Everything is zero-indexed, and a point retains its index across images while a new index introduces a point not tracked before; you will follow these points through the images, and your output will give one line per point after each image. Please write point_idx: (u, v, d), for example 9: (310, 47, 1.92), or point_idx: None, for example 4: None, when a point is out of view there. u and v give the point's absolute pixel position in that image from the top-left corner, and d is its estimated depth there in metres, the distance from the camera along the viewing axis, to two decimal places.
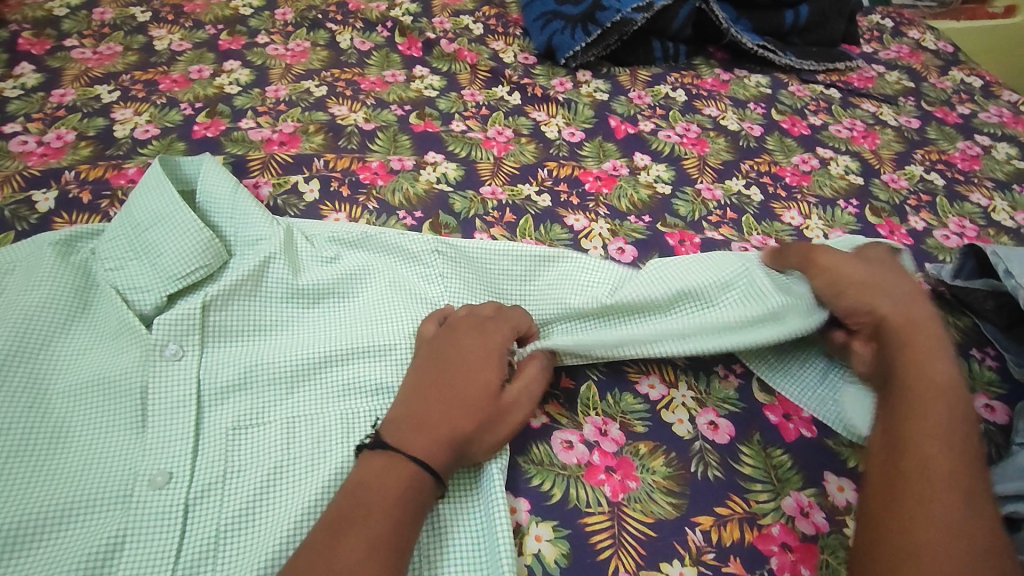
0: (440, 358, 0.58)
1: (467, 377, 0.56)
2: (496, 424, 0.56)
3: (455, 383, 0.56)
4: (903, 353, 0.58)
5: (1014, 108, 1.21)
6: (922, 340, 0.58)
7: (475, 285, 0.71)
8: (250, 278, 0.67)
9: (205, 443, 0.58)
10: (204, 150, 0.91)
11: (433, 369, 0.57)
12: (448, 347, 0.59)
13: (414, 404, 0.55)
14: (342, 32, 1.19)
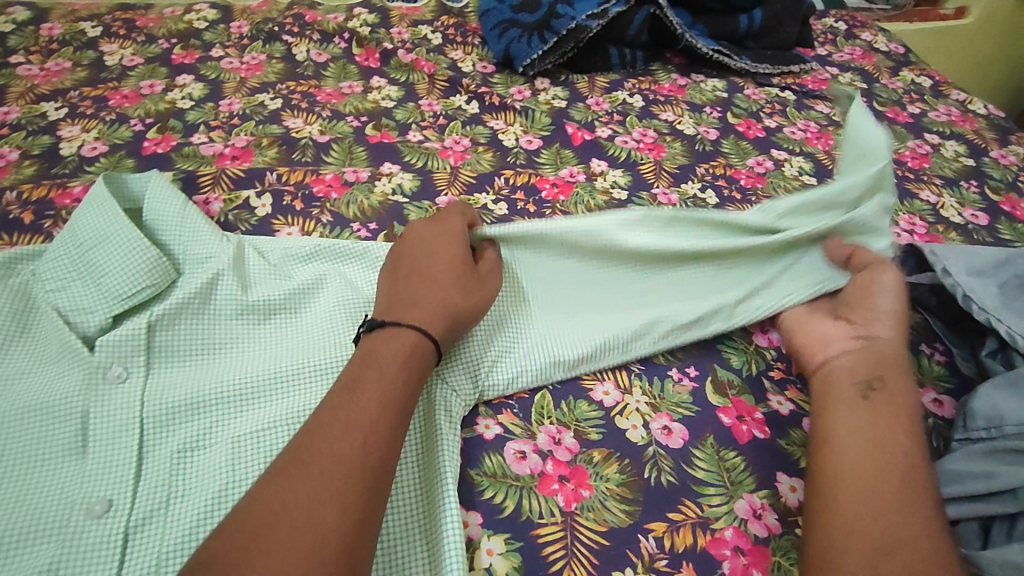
0: (408, 255, 0.63)
1: (438, 256, 0.63)
2: (474, 287, 0.62)
3: (427, 263, 0.62)
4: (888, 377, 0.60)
5: (962, 106, 1.24)
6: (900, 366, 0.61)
7: None
8: (198, 295, 0.65)
9: (149, 467, 0.56)
10: (154, 166, 0.89)
11: (405, 264, 0.62)
12: (410, 249, 0.64)
13: (400, 291, 0.60)
14: (299, 44, 1.18)
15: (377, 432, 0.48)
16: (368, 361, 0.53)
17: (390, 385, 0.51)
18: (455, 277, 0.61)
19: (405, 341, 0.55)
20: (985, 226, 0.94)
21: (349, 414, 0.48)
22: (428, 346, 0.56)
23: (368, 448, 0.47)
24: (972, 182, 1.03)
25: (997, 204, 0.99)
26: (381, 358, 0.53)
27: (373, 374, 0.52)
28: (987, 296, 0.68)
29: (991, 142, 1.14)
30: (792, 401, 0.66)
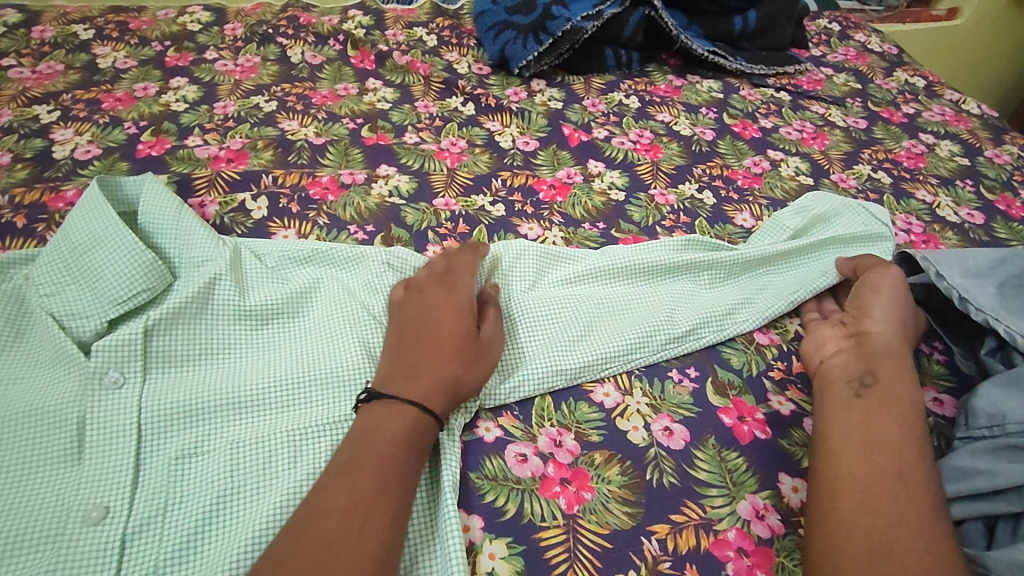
0: (412, 316, 0.61)
1: (444, 323, 0.60)
2: (477, 358, 0.60)
3: (430, 332, 0.59)
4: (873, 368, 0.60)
5: (956, 106, 1.25)
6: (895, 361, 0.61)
7: None
8: (195, 300, 0.63)
9: (147, 475, 0.55)
10: (148, 170, 0.88)
11: (410, 326, 0.60)
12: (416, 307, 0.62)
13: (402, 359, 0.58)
14: (293, 46, 1.17)
15: (375, 514, 0.47)
16: (369, 439, 0.52)
17: (390, 466, 0.50)
18: (457, 349, 0.59)
19: (405, 418, 0.53)
20: (981, 225, 0.94)
21: (348, 499, 0.48)
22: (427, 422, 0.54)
23: (366, 536, 0.46)
24: (967, 182, 1.03)
25: (992, 203, 0.99)
26: (381, 438, 0.52)
27: (371, 452, 0.51)
28: (982, 296, 0.68)
29: (985, 142, 1.15)
30: (792, 402, 0.66)
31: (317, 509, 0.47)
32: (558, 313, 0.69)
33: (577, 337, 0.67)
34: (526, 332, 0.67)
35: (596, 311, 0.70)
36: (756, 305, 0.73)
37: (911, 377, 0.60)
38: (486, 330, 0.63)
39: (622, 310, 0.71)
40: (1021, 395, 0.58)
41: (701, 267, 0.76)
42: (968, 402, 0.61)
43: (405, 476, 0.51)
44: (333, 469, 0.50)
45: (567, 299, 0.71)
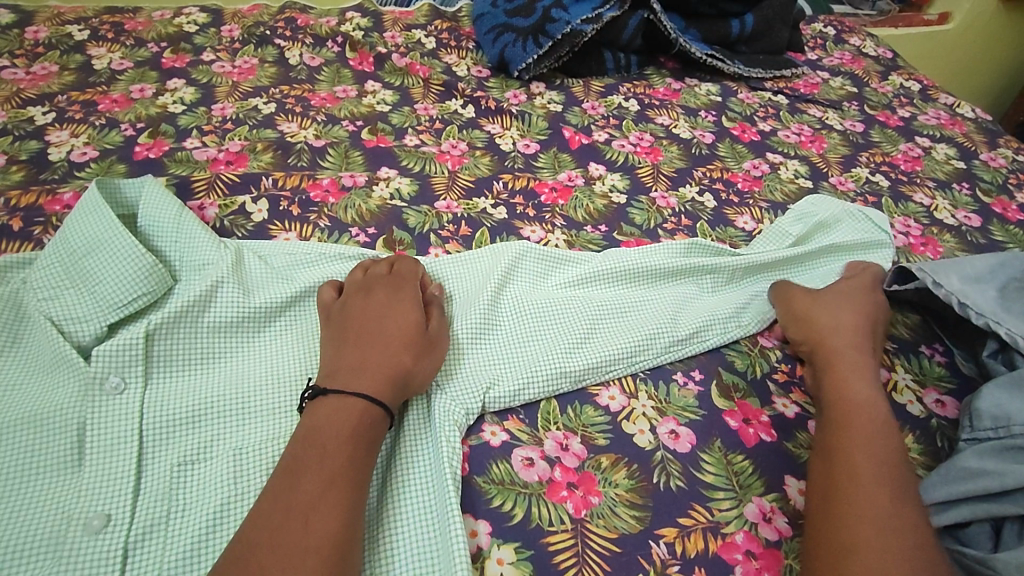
0: (355, 320, 0.61)
1: (390, 318, 0.61)
2: (428, 349, 0.61)
3: (375, 337, 0.59)
4: (836, 372, 0.63)
5: (951, 110, 1.26)
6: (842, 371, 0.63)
7: None
8: (197, 303, 0.62)
9: (149, 481, 0.54)
10: (147, 172, 0.88)
11: (353, 329, 0.60)
12: (355, 315, 0.62)
13: (348, 358, 0.58)
14: (291, 48, 1.17)
15: (320, 508, 0.47)
16: (312, 439, 0.51)
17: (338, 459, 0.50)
18: (405, 342, 0.59)
19: (353, 410, 0.53)
20: (978, 228, 0.95)
21: (290, 498, 0.47)
22: (378, 414, 0.54)
23: (312, 531, 0.46)
24: (964, 185, 1.04)
25: (989, 206, 1.00)
26: (325, 436, 0.51)
27: (314, 453, 0.50)
28: (973, 306, 0.68)
29: (980, 145, 1.16)
30: (797, 404, 0.66)
31: (259, 512, 0.47)
32: (559, 316, 0.69)
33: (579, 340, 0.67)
34: (527, 335, 0.67)
35: (598, 314, 0.70)
36: (756, 310, 0.74)
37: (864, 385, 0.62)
38: (434, 322, 0.64)
39: (624, 313, 0.71)
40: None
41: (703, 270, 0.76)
42: (972, 404, 0.61)
43: (357, 466, 0.50)
44: (277, 474, 0.50)
45: (567, 301, 0.71)
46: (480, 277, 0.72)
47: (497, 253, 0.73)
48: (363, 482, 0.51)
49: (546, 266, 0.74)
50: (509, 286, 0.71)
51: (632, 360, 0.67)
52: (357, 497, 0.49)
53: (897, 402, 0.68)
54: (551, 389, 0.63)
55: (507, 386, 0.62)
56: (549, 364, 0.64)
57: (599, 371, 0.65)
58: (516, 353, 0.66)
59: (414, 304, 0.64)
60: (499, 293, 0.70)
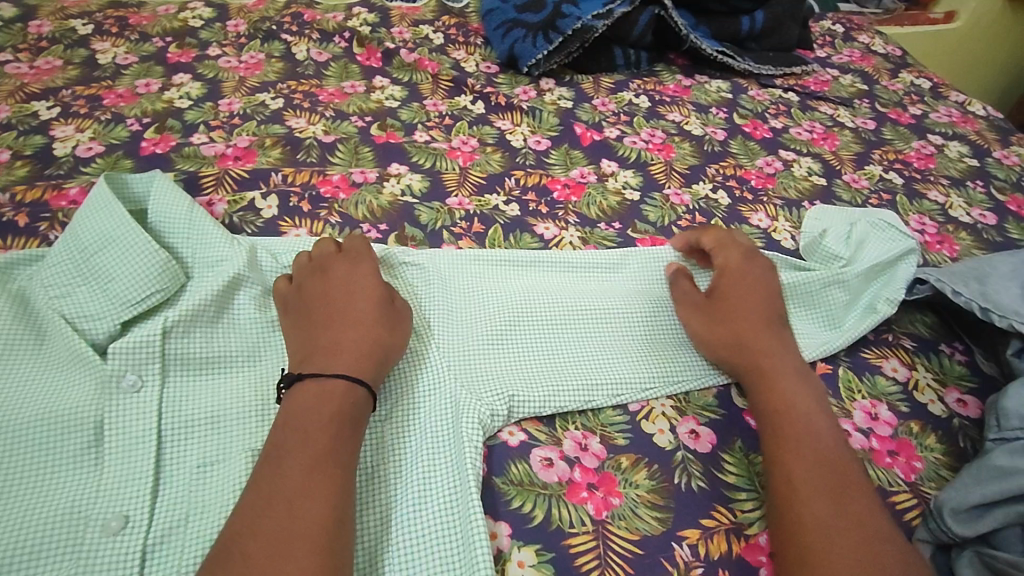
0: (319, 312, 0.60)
1: (350, 307, 0.59)
2: (398, 321, 0.61)
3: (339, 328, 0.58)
4: (772, 376, 0.60)
5: (962, 108, 1.25)
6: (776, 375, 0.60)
7: (455, 309, 0.67)
8: (214, 303, 0.61)
9: (167, 482, 0.53)
10: (154, 167, 0.86)
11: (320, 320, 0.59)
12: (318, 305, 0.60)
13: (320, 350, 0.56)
14: (298, 43, 1.15)
15: (309, 494, 0.46)
16: (292, 423, 0.51)
17: (331, 448, 0.49)
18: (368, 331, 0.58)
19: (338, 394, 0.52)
20: (994, 226, 0.95)
21: (275, 486, 0.46)
22: (361, 394, 0.54)
23: (301, 517, 0.45)
24: (978, 182, 1.03)
25: (1004, 204, 0.99)
26: (303, 420, 0.51)
27: (297, 437, 0.50)
28: (995, 309, 0.68)
29: (993, 143, 1.15)
30: None
31: (246, 499, 0.46)
32: (579, 325, 0.68)
33: (598, 352, 0.66)
34: (553, 343, 0.66)
35: (620, 323, 0.69)
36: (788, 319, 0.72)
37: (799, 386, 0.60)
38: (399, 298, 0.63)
39: (649, 321, 0.69)
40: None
41: None
42: (1000, 402, 0.60)
43: (341, 448, 0.50)
44: (261, 462, 0.49)
45: (585, 308, 0.69)
46: (504, 284, 0.71)
47: (507, 262, 0.73)
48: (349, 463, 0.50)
49: (569, 272, 0.74)
50: (527, 292, 0.70)
51: (665, 369, 0.65)
52: (346, 481, 0.49)
53: (919, 401, 0.67)
54: (583, 401, 0.62)
55: (537, 395, 0.61)
56: (580, 377, 0.63)
57: (634, 383, 0.64)
58: (544, 361, 0.65)
59: (376, 284, 0.62)
60: (525, 301, 0.69)
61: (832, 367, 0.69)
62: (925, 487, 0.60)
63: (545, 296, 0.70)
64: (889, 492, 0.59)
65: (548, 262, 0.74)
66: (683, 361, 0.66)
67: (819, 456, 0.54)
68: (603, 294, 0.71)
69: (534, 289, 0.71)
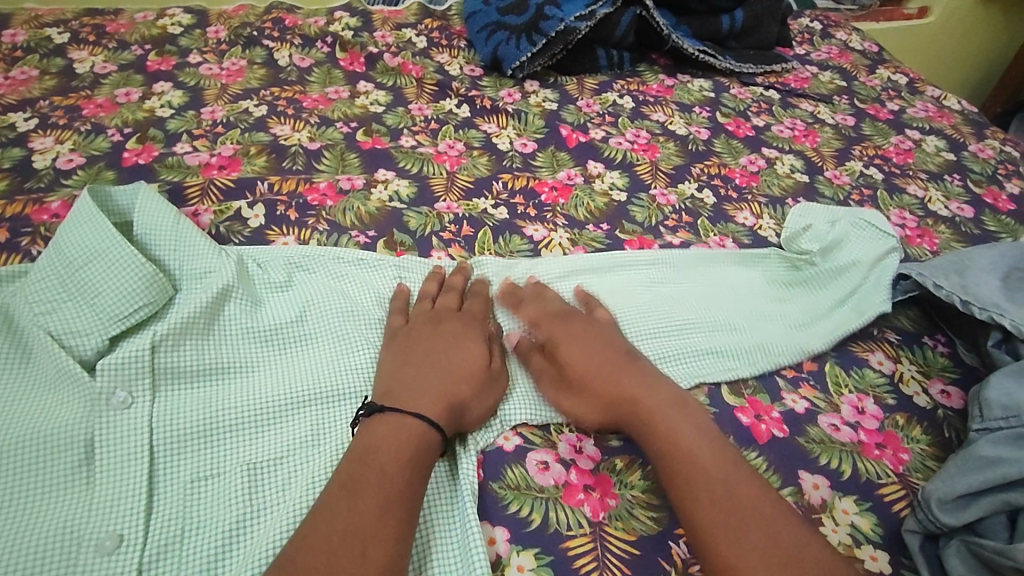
0: (420, 347, 0.60)
1: (455, 351, 0.60)
2: (494, 380, 0.60)
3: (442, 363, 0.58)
4: (646, 415, 0.57)
5: (938, 102, 1.28)
6: (653, 412, 0.57)
7: None
8: (204, 316, 0.61)
9: (161, 499, 0.52)
10: (137, 178, 0.85)
11: (418, 357, 0.59)
12: (422, 343, 0.61)
13: (409, 377, 0.57)
14: (280, 49, 1.15)
15: (377, 536, 0.46)
16: (367, 460, 0.50)
17: (395, 484, 0.49)
18: (467, 373, 0.58)
19: (410, 432, 0.52)
20: (971, 218, 0.97)
21: (346, 523, 0.46)
22: (434, 438, 0.53)
23: (370, 557, 0.45)
24: (955, 176, 1.06)
25: (980, 196, 1.02)
26: (380, 458, 0.50)
27: (371, 473, 0.49)
28: (975, 300, 0.69)
29: (968, 137, 1.17)
30: (806, 399, 0.67)
31: (312, 535, 0.45)
32: None
33: None
34: None
35: None
36: (778, 318, 0.73)
37: (680, 416, 0.57)
38: (498, 357, 0.62)
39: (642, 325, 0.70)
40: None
41: (715, 284, 0.77)
42: (982, 393, 0.62)
43: (412, 493, 0.49)
44: (330, 494, 0.48)
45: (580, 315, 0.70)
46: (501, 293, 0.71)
47: (500, 278, 0.73)
48: (417, 506, 0.50)
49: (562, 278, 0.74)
50: (522, 300, 0.71)
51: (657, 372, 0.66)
52: (410, 520, 0.48)
53: (905, 392, 0.69)
54: None
55: (532, 403, 0.61)
56: None
57: None
58: (540, 367, 0.65)
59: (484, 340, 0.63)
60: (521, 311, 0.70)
61: (818, 364, 0.70)
62: (913, 478, 0.62)
63: None
64: (878, 484, 0.60)
65: (544, 271, 0.74)
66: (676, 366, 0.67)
67: (720, 478, 0.52)
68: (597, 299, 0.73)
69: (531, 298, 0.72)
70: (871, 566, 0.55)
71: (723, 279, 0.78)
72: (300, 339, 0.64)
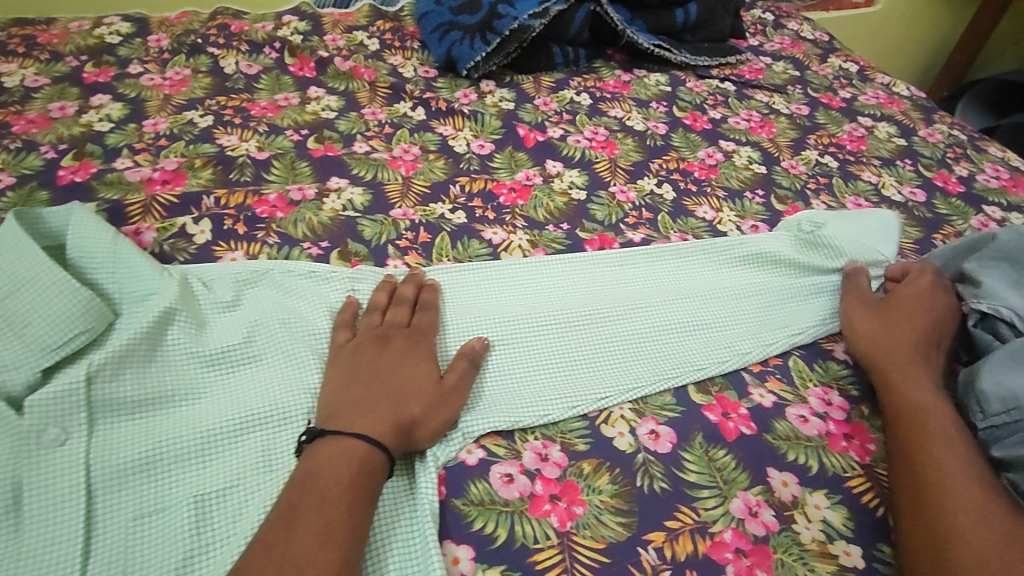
0: (364, 367, 0.58)
1: (402, 371, 0.58)
2: (444, 399, 0.58)
3: (389, 386, 0.56)
4: (895, 377, 0.65)
5: (888, 89, 1.30)
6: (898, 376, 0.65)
7: None
8: (144, 342, 0.58)
9: (100, 540, 0.49)
10: (73, 197, 0.81)
11: (361, 379, 0.57)
12: (365, 365, 0.58)
13: (350, 401, 0.55)
14: (226, 56, 1.11)
15: (315, 563, 0.44)
16: (310, 484, 0.49)
17: (334, 509, 0.47)
18: (413, 393, 0.56)
19: (353, 455, 0.50)
20: (924, 202, 0.98)
21: (283, 551, 0.44)
22: (378, 459, 0.51)
23: None
24: (907, 161, 1.08)
25: (932, 180, 1.04)
26: (322, 481, 0.49)
27: (312, 499, 0.48)
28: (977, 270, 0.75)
29: (918, 122, 1.20)
30: (773, 393, 0.66)
31: (247, 567, 0.44)
32: (531, 339, 0.67)
33: (556, 364, 0.66)
34: (515, 359, 0.65)
35: (571, 332, 0.68)
36: (740, 312, 0.73)
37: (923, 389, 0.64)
38: (449, 373, 0.60)
39: (603, 328, 0.69)
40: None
41: (676, 280, 0.76)
42: (975, 387, 0.64)
43: (356, 518, 0.48)
44: (270, 523, 0.47)
45: (543, 319, 0.69)
46: (462, 301, 0.70)
47: (455, 287, 0.71)
48: (364, 530, 0.48)
49: (527, 282, 0.73)
50: (483, 308, 0.70)
51: (619, 376, 0.65)
52: (356, 547, 0.47)
53: (868, 379, 0.70)
54: (540, 416, 0.61)
55: (493, 414, 0.60)
56: (541, 395, 0.62)
57: (592, 394, 0.63)
58: (502, 376, 0.64)
59: (430, 357, 0.61)
60: (482, 319, 0.68)
61: (781, 357, 0.70)
62: (879, 468, 0.62)
63: (503, 313, 0.69)
64: (844, 477, 0.60)
65: (507, 275, 0.73)
66: (639, 368, 0.66)
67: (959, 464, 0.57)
68: (561, 302, 0.71)
69: (493, 305, 0.70)
70: (845, 561, 0.55)
71: (684, 275, 0.77)
72: (247, 361, 0.61)
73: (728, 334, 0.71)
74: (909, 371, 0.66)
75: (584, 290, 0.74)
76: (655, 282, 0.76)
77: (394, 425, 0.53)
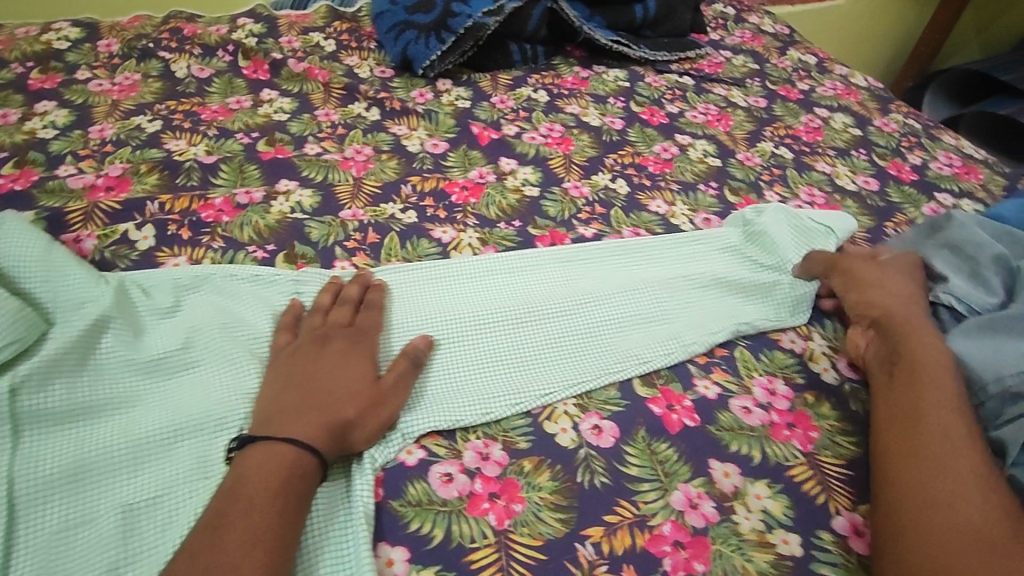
0: (301, 369, 0.57)
1: (340, 371, 0.57)
2: (382, 400, 0.57)
3: (325, 386, 0.55)
4: (912, 337, 0.65)
5: (846, 80, 1.31)
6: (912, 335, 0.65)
7: None
8: (75, 352, 0.57)
9: (23, 554, 0.48)
10: (12, 206, 0.79)
11: (297, 381, 0.56)
12: (302, 366, 0.57)
13: (284, 404, 0.54)
14: (178, 60, 1.09)
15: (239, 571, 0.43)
16: (238, 492, 0.48)
17: (262, 516, 0.46)
18: (350, 394, 0.55)
19: (282, 460, 0.49)
20: (876, 191, 0.99)
21: (205, 561, 0.43)
22: (310, 465, 0.51)
23: None
24: (861, 151, 1.08)
25: (885, 169, 1.05)
26: (251, 486, 0.48)
27: (240, 507, 0.47)
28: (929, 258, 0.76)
29: (874, 112, 1.21)
30: (717, 385, 0.66)
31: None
32: (478, 336, 0.67)
33: (502, 361, 0.65)
34: (461, 356, 0.65)
35: (519, 329, 0.68)
36: (687, 304, 0.73)
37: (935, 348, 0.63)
38: (389, 373, 0.59)
39: (550, 324, 0.69)
40: (977, 345, 0.64)
41: (625, 273, 0.76)
42: None
43: (286, 523, 0.47)
44: (195, 532, 0.45)
45: (490, 316, 0.69)
46: (409, 300, 0.69)
47: (402, 286, 0.71)
48: (294, 536, 0.47)
49: (476, 279, 0.73)
50: (430, 306, 0.69)
51: (565, 372, 0.65)
52: (283, 553, 0.46)
53: (813, 370, 0.70)
54: (483, 414, 0.60)
55: (436, 413, 0.59)
56: (486, 393, 0.62)
57: (537, 390, 0.63)
58: (446, 375, 0.63)
59: (370, 357, 0.60)
60: (427, 317, 0.68)
61: (727, 349, 0.70)
62: (821, 457, 0.62)
63: (450, 310, 0.69)
64: (786, 466, 0.61)
65: (455, 273, 0.73)
66: (584, 363, 0.66)
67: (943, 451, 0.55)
68: (509, 299, 0.71)
69: (440, 303, 0.70)
70: (784, 550, 0.55)
71: (634, 268, 0.77)
72: (182, 366, 0.60)
73: (674, 326, 0.71)
74: (917, 324, 0.66)
75: (534, 285, 0.73)
76: (604, 276, 0.76)
77: (330, 428, 0.53)
